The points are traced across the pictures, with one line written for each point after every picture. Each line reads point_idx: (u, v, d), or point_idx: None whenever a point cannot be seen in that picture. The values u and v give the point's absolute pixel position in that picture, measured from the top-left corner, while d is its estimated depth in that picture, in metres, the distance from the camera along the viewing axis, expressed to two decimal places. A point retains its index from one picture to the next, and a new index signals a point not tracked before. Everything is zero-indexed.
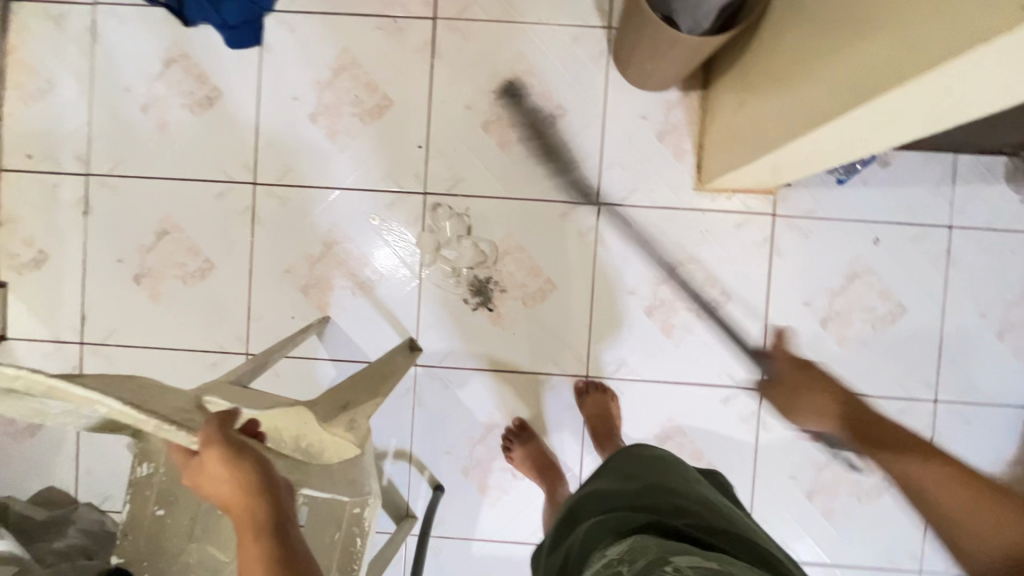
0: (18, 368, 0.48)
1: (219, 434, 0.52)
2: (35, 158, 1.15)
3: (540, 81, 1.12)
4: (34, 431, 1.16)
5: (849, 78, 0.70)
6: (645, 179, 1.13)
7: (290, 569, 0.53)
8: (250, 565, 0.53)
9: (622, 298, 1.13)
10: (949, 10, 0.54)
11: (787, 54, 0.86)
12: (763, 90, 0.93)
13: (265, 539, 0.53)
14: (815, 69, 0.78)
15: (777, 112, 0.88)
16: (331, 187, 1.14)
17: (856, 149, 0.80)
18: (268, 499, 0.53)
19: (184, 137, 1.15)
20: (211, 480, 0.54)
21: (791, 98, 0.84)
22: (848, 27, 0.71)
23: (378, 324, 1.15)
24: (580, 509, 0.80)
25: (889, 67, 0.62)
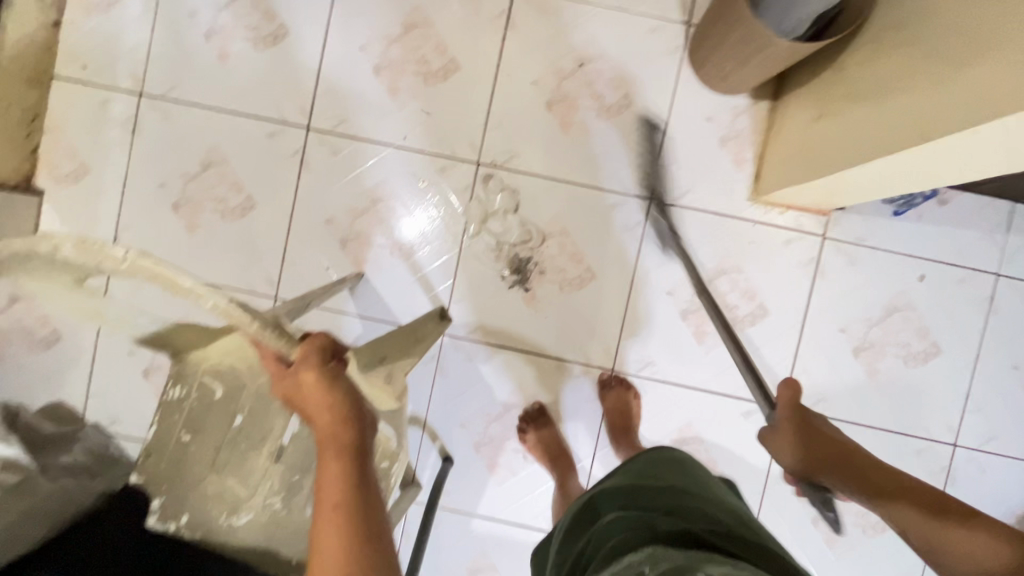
0: (125, 249, 0.46)
1: (322, 344, 0.54)
2: (90, 71, 1.13)
3: (611, 67, 1.10)
4: (50, 344, 1.15)
5: (931, 106, 0.72)
6: (701, 182, 1.11)
7: (365, 499, 0.49)
8: (329, 484, 0.50)
9: (660, 297, 1.12)
10: None
11: (880, 70, 0.84)
12: (845, 105, 0.90)
13: (347, 463, 0.51)
14: (915, 86, 0.76)
15: (862, 128, 0.85)
16: (384, 143, 1.12)
17: (939, 174, 0.79)
18: (354, 425, 0.53)
19: (244, 71, 1.13)
20: (306, 392, 0.54)
21: (880, 115, 0.82)
22: (932, 57, 0.74)
23: (412, 287, 1.13)
24: (600, 502, 0.78)
25: (1015, 86, 0.60)
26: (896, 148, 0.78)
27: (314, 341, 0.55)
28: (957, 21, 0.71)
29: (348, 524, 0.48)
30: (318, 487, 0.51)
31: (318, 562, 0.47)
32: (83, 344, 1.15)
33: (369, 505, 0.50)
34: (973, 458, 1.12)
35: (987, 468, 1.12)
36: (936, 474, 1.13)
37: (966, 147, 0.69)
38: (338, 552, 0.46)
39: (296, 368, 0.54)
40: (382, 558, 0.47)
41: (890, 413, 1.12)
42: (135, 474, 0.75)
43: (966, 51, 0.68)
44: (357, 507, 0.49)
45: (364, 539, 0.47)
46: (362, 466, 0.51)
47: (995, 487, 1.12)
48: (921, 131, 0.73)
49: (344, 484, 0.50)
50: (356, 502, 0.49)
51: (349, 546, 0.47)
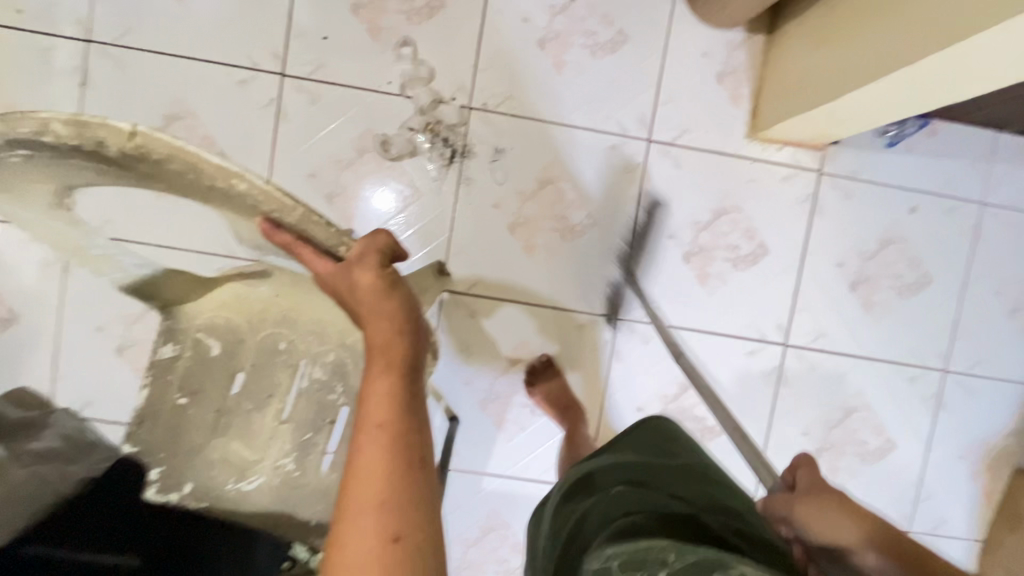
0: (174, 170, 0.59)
1: (386, 246, 0.52)
2: (27, 15, 1.01)
3: (603, 2, 1.06)
4: (7, 323, 1.05)
5: (913, 26, 0.74)
6: (699, 121, 1.09)
7: (413, 418, 0.46)
8: (372, 401, 0.46)
9: (662, 241, 1.10)
10: None
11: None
12: (861, 16, 0.85)
13: (396, 377, 0.47)
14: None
15: (882, 37, 0.79)
16: (367, 89, 1.05)
17: (964, 83, 0.74)
18: (408, 337, 0.50)
19: (205, 13, 1.03)
20: (360, 299, 0.50)
21: (902, 20, 0.76)
22: None
23: (407, 242, 1.07)
24: (599, 479, 0.69)
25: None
26: (882, 73, 0.79)
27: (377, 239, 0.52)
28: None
29: (394, 443, 0.44)
30: (361, 400, 0.46)
31: (354, 480, 0.43)
32: (44, 322, 1.06)
33: (415, 425, 0.46)
34: (962, 383, 1.17)
35: (974, 390, 1.17)
36: (928, 399, 1.17)
37: (995, 46, 0.64)
38: (380, 474, 0.42)
39: (350, 274, 0.51)
40: (424, 486, 0.44)
41: (886, 344, 1.15)
42: (131, 442, 0.70)
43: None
44: (405, 424, 0.45)
45: (407, 460, 0.43)
46: (411, 382, 0.47)
47: (982, 407, 1.17)
48: (949, 32, 0.68)
49: (393, 399, 0.46)
50: (404, 421, 0.45)
51: (395, 466, 0.43)
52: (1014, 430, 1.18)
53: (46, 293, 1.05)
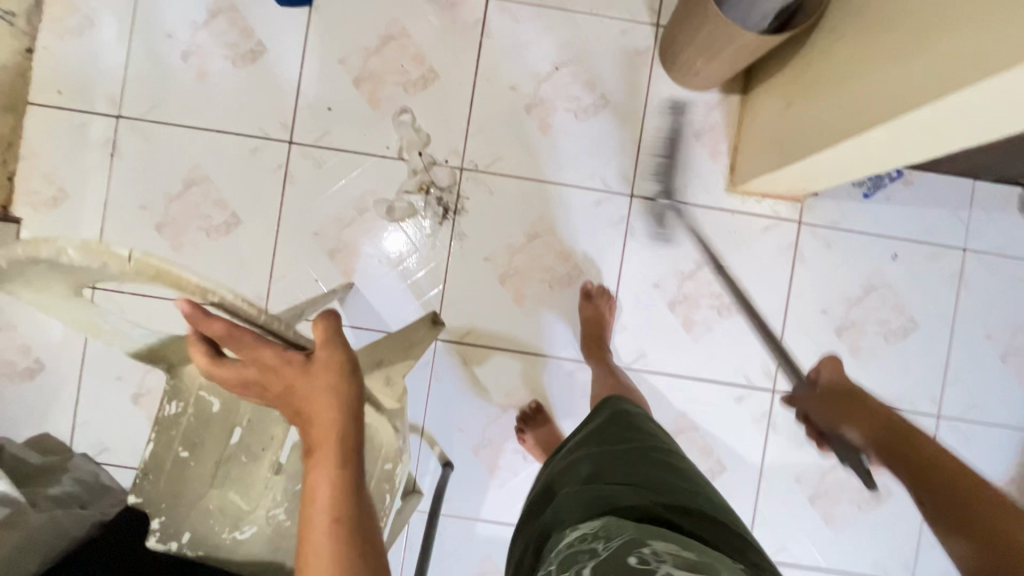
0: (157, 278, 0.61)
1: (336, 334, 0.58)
2: (66, 95, 1.13)
3: (586, 70, 1.14)
4: (35, 373, 1.13)
5: (878, 91, 0.76)
6: (680, 176, 1.14)
7: (359, 503, 0.57)
8: (324, 491, 0.56)
9: (647, 290, 1.14)
10: (987, 30, 0.60)
11: (853, 44, 0.83)
12: (821, 81, 0.90)
13: (343, 468, 0.57)
14: (885, 60, 0.76)
15: (839, 103, 0.85)
16: (367, 154, 1.13)
17: (903, 153, 0.80)
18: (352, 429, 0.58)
19: (223, 88, 1.13)
20: (308, 389, 0.57)
21: (855, 90, 0.81)
22: (879, 39, 0.77)
23: (403, 294, 1.14)
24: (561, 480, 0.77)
25: (979, 60, 0.61)
26: (847, 134, 0.82)
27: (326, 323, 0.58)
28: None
29: (341, 529, 0.55)
30: (312, 490, 0.57)
31: (311, 559, 0.54)
32: (68, 372, 1.14)
33: (358, 509, 0.57)
34: (957, 429, 1.16)
35: (970, 436, 1.16)
36: None
37: (951, 115, 0.67)
38: (331, 555, 0.54)
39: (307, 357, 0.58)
40: (368, 561, 0.55)
41: (877, 389, 1.16)
42: (134, 495, 0.75)
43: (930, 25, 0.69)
44: (349, 512, 0.56)
45: (353, 543, 0.55)
46: (354, 472, 0.58)
47: (980, 453, 1.16)
48: (886, 107, 0.74)
49: (335, 479, 0.57)
50: (349, 508, 0.56)
51: (340, 548, 0.54)
52: (1015, 477, 1.16)
53: (70, 346, 1.14)
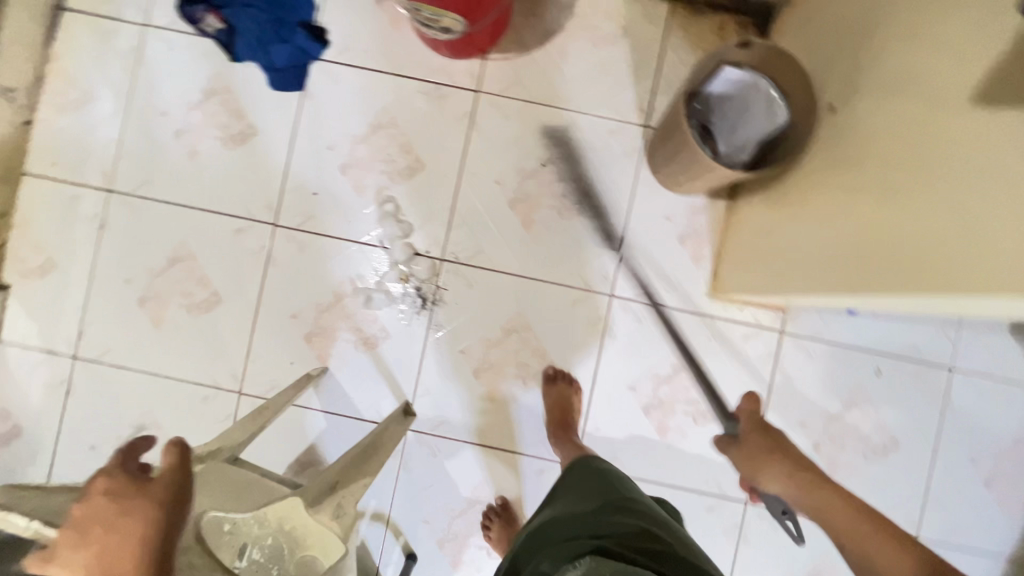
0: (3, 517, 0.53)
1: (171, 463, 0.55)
2: (60, 167, 1.15)
3: (571, 167, 1.13)
4: (12, 437, 1.15)
5: (845, 252, 0.76)
6: (661, 279, 1.13)
7: None
8: None
9: (622, 392, 1.14)
10: (941, 236, 0.60)
11: (851, 190, 0.76)
12: (800, 221, 0.88)
13: None
14: (882, 223, 0.69)
15: (809, 250, 0.84)
16: (349, 241, 1.14)
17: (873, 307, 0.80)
18: None
19: (212, 167, 1.15)
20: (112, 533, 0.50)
21: (853, 243, 0.75)
22: (846, 194, 0.77)
23: (377, 382, 1.14)
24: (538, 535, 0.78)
25: (933, 271, 0.60)
26: (818, 286, 0.82)
27: (173, 449, 0.55)
28: (921, 162, 0.64)
29: None
30: None
31: None
32: (43, 439, 1.15)
33: None
34: None
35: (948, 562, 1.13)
36: None
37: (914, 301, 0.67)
38: None
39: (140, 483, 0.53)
40: None
41: None
42: None
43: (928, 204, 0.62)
44: None
45: None
46: None
47: None
48: (853, 271, 0.74)
49: None
50: None
51: None
52: None
53: (47, 413, 1.15)
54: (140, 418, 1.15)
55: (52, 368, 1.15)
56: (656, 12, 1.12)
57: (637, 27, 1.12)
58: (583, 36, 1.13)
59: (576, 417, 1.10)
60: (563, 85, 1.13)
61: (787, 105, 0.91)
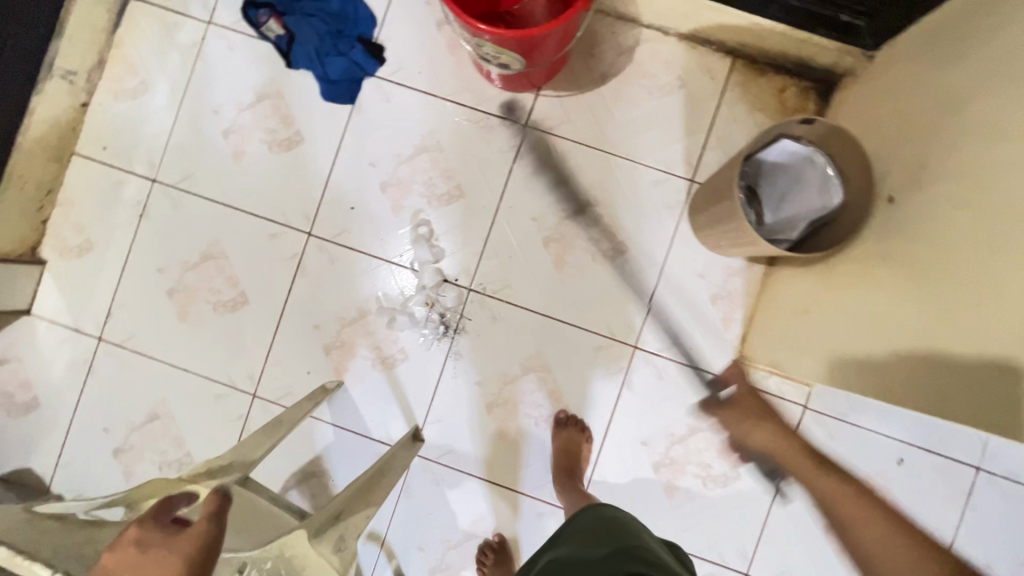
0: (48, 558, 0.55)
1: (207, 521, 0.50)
2: (109, 150, 1.17)
3: (610, 213, 1.12)
4: (29, 409, 1.17)
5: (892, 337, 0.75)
6: (688, 336, 1.11)
7: None
8: None
9: (634, 446, 1.12)
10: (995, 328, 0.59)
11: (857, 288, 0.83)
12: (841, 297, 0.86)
13: None
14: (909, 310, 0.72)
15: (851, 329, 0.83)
16: (380, 259, 1.14)
17: None
18: None
19: (256, 169, 1.16)
20: None
21: (834, 346, 0.87)
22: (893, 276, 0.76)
23: (389, 403, 1.13)
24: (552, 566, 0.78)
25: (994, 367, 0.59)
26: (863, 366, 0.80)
27: (215, 497, 0.54)
28: (973, 251, 0.63)
29: None
30: None
31: None
32: (60, 414, 1.17)
33: None
34: None
35: None
36: None
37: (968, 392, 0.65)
38: None
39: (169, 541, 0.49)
40: None
41: None
42: None
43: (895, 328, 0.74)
44: None
45: None
46: None
47: None
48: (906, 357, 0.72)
49: None
50: None
51: None
52: None
53: (66, 389, 1.17)
54: (154, 406, 1.16)
55: (76, 346, 1.17)
56: (717, 66, 1.10)
57: (696, 80, 1.11)
58: (639, 82, 1.11)
59: (583, 465, 1.08)
60: (612, 129, 1.12)
61: (843, 186, 0.89)
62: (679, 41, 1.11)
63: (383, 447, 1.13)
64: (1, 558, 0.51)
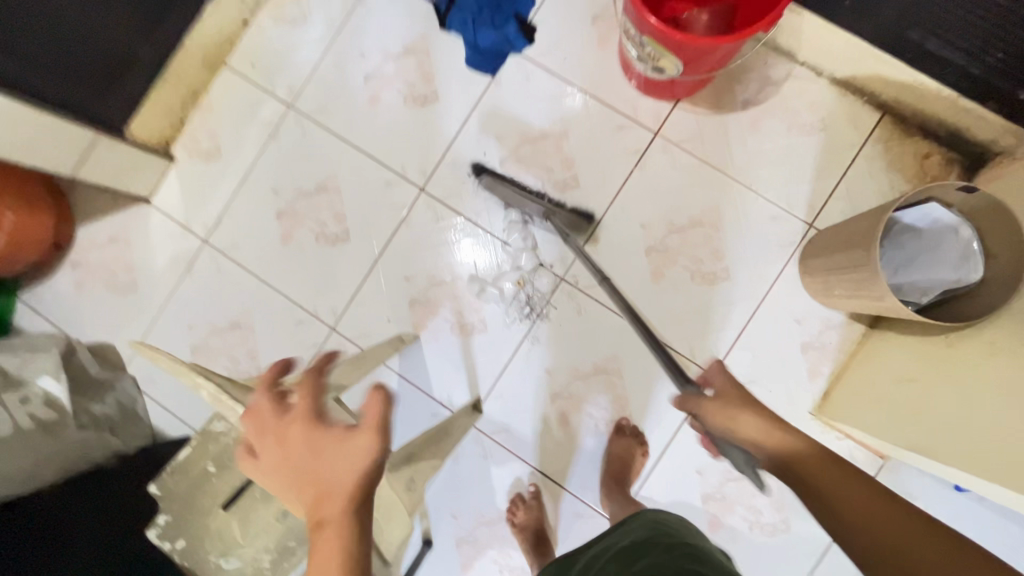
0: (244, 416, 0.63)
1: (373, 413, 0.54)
2: (256, 71, 1.23)
3: (720, 238, 1.11)
4: (126, 290, 1.24)
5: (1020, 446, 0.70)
6: (769, 377, 1.09)
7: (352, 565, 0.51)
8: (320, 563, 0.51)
9: (687, 472, 1.10)
10: None
11: (991, 374, 0.78)
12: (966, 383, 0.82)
13: (330, 535, 0.52)
14: None
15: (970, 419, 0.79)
16: (483, 229, 1.16)
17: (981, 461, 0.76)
18: (354, 497, 0.54)
19: (387, 117, 1.20)
20: (317, 462, 0.55)
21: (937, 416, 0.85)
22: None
23: (457, 369, 1.15)
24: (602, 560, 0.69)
25: None
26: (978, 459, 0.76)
27: (376, 400, 0.54)
28: None
29: None
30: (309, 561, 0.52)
31: None
32: (152, 302, 1.23)
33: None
34: None
35: None
36: None
37: None
38: None
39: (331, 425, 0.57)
40: None
41: None
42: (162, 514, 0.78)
43: (979, 421, 0.78)
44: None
45: None
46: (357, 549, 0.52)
47: None
48: None
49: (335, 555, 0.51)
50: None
51: None
52: None
53: (163, 280, 1.24)
54: (239, 316, 1.21)
55: (182, 243, 1.24)
56: (863, 118, 1.08)
57: (838, 127, 1.09)
58: (780, 116, 1.10)
59: (634, 477, 1.07)
60: (740, 157, 1.11)
61: (984, 263, 0.86)
62: (831, 85, 1.09)
63: (442, 409, 1.15)
64: (213, 394, 0.63)
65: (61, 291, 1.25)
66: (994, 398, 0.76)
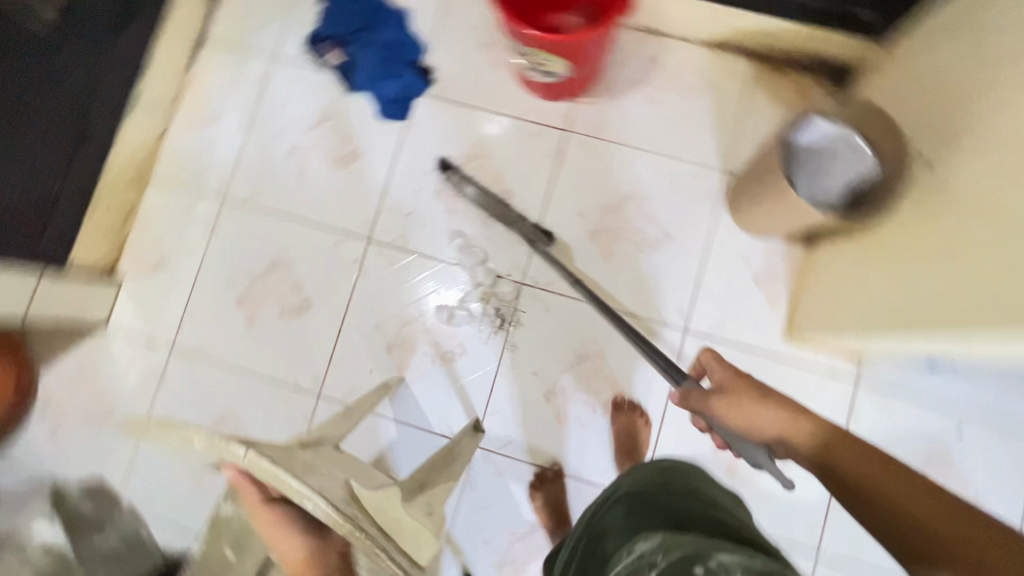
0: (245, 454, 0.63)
1: None
2: (183, 176, 1.27)
3: (652, 205, 1.19)
4: (101, 420, 1.22)
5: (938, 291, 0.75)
6: (735, 317, 1.16)
7: None
8: None
9: (691, 427, 1.14)
10: None
11: (909, 242, 0.84)
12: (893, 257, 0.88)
13: None
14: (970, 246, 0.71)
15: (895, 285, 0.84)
16: (436, 259, 1.21)
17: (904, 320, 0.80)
18: None
19: (318, 184, 1.25)
20: None
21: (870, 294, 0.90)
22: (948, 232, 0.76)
23: (449, 397, 1.17)
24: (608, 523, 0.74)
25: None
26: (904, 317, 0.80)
27: None
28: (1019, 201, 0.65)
29: None
30: None
31: None
32: (131, 424, 1.22)
33: None
34: None
35: None
36: None
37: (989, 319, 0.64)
38: None
39: None
40: None
41: None
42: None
43: (903, 286, 0.82)
44: None
45: None
46: None
47: None
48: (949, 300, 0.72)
49: None
50: None
51: None
52: None
53: (138, 400, 1.22)
54: (223, 412, 1.20)
55: (149, 357, 1.23)
56: (740, 69, 1.20)
57: (721, 82, 1.20)
58: (669, 86, 1.21)
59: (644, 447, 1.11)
60: (646, 130, 1.21)
61: (875, 157, 0.97)
62: (703, 48, 1.21)
63: (446, 440, 1.16)
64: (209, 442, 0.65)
65: (35, 441, 1.22)
66: (914, 261, 0.82)
